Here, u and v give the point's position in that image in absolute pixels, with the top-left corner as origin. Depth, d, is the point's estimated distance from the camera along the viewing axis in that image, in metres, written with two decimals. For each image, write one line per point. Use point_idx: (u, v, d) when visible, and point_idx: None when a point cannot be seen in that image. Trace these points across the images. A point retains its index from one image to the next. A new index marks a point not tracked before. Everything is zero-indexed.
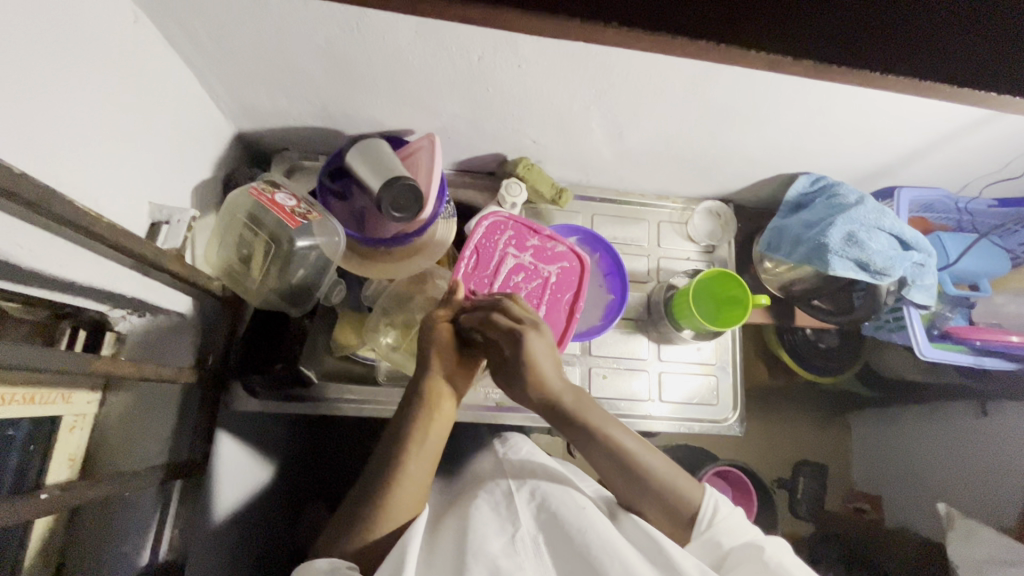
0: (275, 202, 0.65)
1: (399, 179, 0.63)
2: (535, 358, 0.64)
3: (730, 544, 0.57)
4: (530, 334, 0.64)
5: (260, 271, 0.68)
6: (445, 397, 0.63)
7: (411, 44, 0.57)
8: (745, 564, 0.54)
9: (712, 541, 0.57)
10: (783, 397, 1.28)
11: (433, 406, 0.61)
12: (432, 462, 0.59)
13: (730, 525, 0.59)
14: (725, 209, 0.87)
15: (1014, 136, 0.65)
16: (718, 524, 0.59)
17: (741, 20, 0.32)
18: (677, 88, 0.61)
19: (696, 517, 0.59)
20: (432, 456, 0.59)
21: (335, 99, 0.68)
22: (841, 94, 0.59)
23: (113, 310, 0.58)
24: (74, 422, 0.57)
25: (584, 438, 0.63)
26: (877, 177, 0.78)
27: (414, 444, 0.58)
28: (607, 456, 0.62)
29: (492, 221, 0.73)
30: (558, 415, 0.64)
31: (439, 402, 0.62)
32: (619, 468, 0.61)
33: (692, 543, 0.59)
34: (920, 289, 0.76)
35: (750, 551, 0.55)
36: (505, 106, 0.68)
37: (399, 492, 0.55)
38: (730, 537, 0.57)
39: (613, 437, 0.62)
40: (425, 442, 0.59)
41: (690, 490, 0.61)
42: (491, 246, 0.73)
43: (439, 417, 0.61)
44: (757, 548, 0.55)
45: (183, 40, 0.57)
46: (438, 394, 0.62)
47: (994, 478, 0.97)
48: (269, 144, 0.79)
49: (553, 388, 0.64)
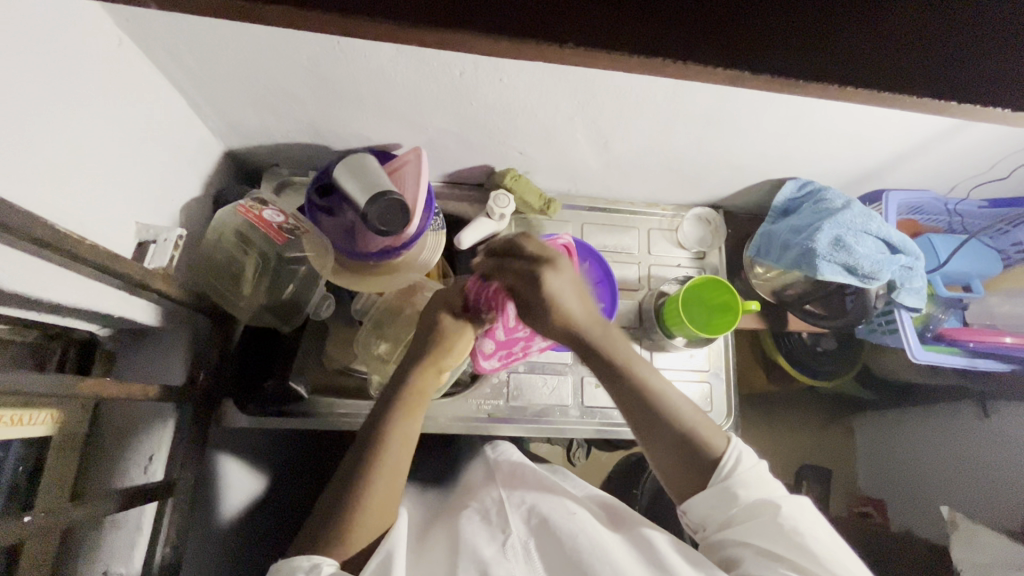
0: (262, 218, 0.66)
1: (384, 194, 0.63)
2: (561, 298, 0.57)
3: (748, 494, 0.58)
4: (548, 274, 0.57)
5: (251, 286, 0.70)
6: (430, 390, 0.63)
7: (393, 62, 0.58)
8: (761, 523, 0.55)
9: (729, 491, 0.58)
10: (782, 401, 1.28)
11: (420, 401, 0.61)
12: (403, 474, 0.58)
13: (752, 477, 0.59)
14: (714, 215, 0.87)
15: (997, 139, 0.65)
16: (742, 474, 0.59)
17: (714, 34, 0.29)
18: (658, 97, 0.61)
19: (717, 462, 0.60)
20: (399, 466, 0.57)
21: (320, 116, 0.69)
22: (820, 104, 0.60)
23: (103, 328, 0.59)
24: (63, 442, 0.58)
25: (611, 374, 0.61)
26: (864, 181, 0.78)
27: (397, 440, 0.58)
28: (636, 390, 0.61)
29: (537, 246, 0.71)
30: (589, 352, 0.61)
31: (423, 394, 0.62)
32: (646, 409, 0.61)
33: (707, 489, 0.59)
34: (909, 292, 0.76)
35: (764, 507, 0.56)
36: (489, 119, 0.68)
37: (384, 491, 0.55)
38: (750, 491, 0.58)
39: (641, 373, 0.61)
40: (408, 434, 0.59)
41: (713, 437, 0.62)
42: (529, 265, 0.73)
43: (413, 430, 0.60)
44: (774, 506, 0.56)
45: (168, 61, 0.58)
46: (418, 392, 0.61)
47: (998, 480, 0.96)
48: (258, 160, 0.80)
49: (582, 321, 0.59)
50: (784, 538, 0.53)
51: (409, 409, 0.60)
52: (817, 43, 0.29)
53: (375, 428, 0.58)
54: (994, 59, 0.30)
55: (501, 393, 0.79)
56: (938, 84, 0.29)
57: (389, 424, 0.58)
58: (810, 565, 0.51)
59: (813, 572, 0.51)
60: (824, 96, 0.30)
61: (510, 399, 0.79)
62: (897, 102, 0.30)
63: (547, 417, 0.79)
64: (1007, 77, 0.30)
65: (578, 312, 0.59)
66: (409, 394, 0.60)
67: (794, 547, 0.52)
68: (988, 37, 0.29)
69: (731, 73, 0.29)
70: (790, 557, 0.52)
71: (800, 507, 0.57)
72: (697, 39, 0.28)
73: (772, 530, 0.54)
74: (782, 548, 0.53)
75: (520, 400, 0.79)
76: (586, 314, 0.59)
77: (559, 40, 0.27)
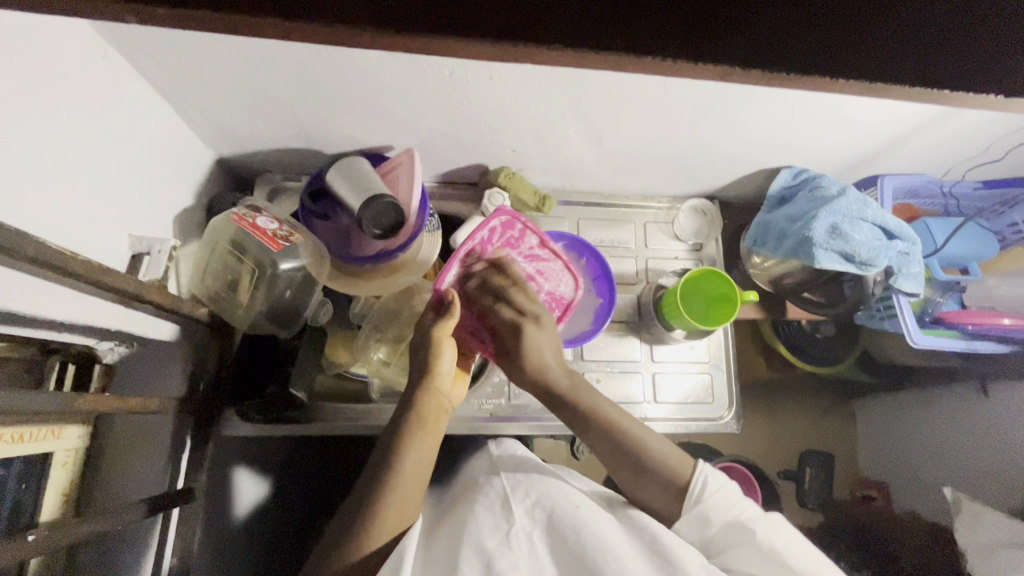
0: (257, 225, 0.66)
1: (379, 198, 0.63)
2: (533, 351, 0.65)
3: (721, 519, 0.57)
4: (532, 327, 0.66)
5: (247, 296, 0.68)
6: (440, 410, 0.62)
7: (382, 64, 0.57)
8: (742, 549, 0.55)
9: (703, 516, 0.58)
10: (783, 389, 1.28)
11: (430, 422, 0.60)
12: (424, 481, 0.59)
13: (723, 498, 0.59)
14: (710, 206, 0.87)
15: (993, 121, 0.65)
16: (708, 501, 0.58)
17: (699, 24, 0.28)
18: (650, 91, 0.61)
19: (686, 487, 0.60)
20: (419, 482, 0.58)
21: (311, 120, 0.68)
22: (811, 95, 0.60)
23: (101, 343, 0.57)
24: (65, 457, 0.58)
25: (573, 418, 0.65)
26: (859, 167, 0.78)
27: (410, 456, 0.57)
28: (597, 434, 0.64)
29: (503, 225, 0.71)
30: (556, 402, 0.65)
31: (434, 416, 0.61)
32: (611, 448, 0.63)
33: (681, 517, 0.59)
34: (906, 277, 0.75)
35: (741, 532, 0.56)
36: (481, 118, 0.68)
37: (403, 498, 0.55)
38: (721, 514, 0.58)
39: (602, 416, 0.64)
40: (422, 459, 0.58)
41: (681, 464, 0.62)
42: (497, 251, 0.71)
43: (434, 437, 0.60)
44: (750, 531, 0.55)
45: (155, 70, 0.57)
46: (433, 414, 0.61)
47: (1000, 460, 0.97)
48: (251, 167, 0.79)
49: (551, 370, 0.65)
50: (766, 561, 0.53)
51: (420, 435, 0.59)
52: (821, 38, 0.29)
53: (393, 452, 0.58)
54: (997, 43, 0.29)
55: (503, 391, 0.79)
56: (941, 71, 0.29)
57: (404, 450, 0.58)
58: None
59: None
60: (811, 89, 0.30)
61: (511, 397, 0.79)
62: (892, 92, 0.29)
63: (549, 414, 0.79)
64: (1005, 52, 0.29)
65: (549, 356, 0.66)
66: (420, 420, 0.60)
67: (779, 567, 0.53)
68: (980, 18, 0.29)
69: (720, 68, 0.28)
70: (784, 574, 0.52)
71: (775, 525, 0.56)
72: (695, 38, 0.28)
73: (754, 553, 0.54)
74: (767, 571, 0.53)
75: (522, 399, 0.79)
76: (556, 363, 0.66)
77: (550, 43, 0.27)
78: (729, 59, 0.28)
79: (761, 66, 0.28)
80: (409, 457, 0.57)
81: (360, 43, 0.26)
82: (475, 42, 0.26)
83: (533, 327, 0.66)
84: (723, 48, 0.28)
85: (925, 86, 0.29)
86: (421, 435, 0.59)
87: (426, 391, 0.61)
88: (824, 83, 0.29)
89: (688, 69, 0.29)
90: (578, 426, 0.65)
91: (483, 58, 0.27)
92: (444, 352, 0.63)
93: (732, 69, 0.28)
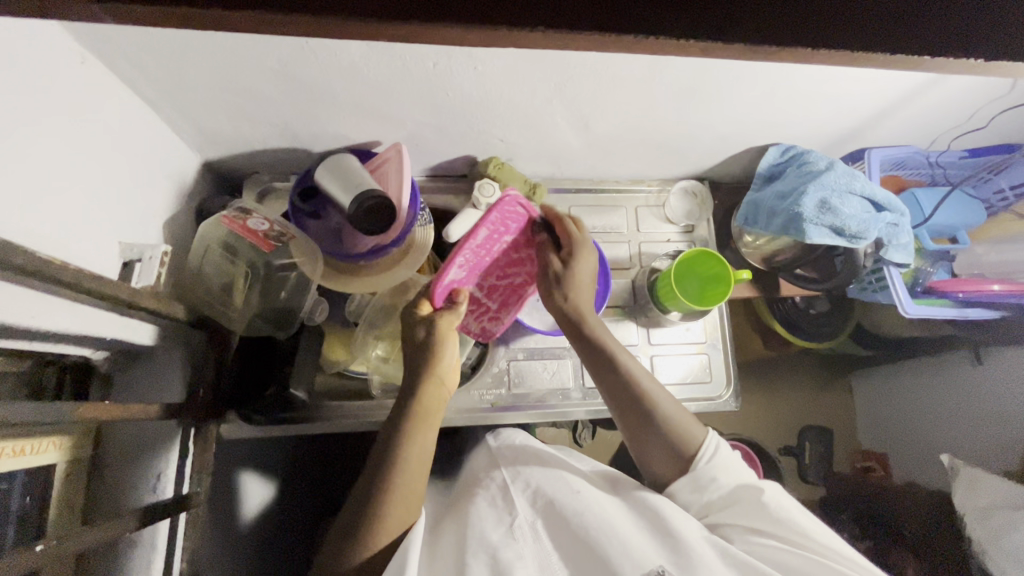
0: (248, 228, 0.65)
1: (369, 192, 0.62)
2: (582, 277, 0.69)
3: (727, 481, 0.59)
4: (581, 256, 0.70)
5: (242, 296, 0.70)
6: (439, 402, 0.63)
7: (364, 58, 0.57)
8: (745, 506, 0.57)
9: (710, 474, 0.60)
10: (780, 365, 1.30)
11: (431, 414, 0.61)
12: (425, 473, 0.59)
13: (731, 465, 0.61)
14: (700, 186, 0.87)
15: (975, 88, 0.65)
16: (717, 464, 0.60)
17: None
18: (636, 73, 0.60)
19: (695, 451, 0.61)
20: (420, 476, 0.58)
21: (296, 118, 0.68)
22: (793, 71, 0.60)
23: (97, 352, 0.59)
24: (68, 468, 0.58)
25: (596, 358, 0.67)
26: (846, 141, 0.78)
27: (411, 451, 0.58)
28: (617, 378, 0.65)
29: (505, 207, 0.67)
30: (583, 340, 0.68)
31: (434, 407, 0.62)
32: (627, 394, 0.64)
33: (683, 477, 0.60)
34: (897, 248, 0.76)
35: (747, 492, 0.57)
36: (466, 109, 0.67)
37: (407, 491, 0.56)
38: (728, 477, 0.60)
39: (625, 362, 0.66)
40: (423, 451, 0.59)
41: (690, 428, 0.63)
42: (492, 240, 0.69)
43: (431, 427, 0.61)
44: (756, 491, 0.57)
45: (135, 74, 0.57)
46: (434, 407, 0.61)
47: (996, 425, 0.98)
48: (238, 168, 0.79)
49: (586, 308, 0.69)
50: (770, 519, 0.55)
51: (420, 429, 0.59)
52: (808, 8, 0.29)
53: (397, 446, 0.58)
54: (976, 4, 0.29)
55: (502, 381, 0.80)
56: (919, 35, 0.29)
57: (407, 445, 0.58)
58: (796, 537, 0.53)
59: (799, 544, 0.53)
60: (791, 60, 0.30)
61: (511, 386, 0.80)
62: (870, 60, 0.30)
63: (549, 401, 0.80)
64: (984, 14, 0.29)
65: (586, 289, 0.69)
66: (419, 419, 0.59)
67: (782, 523, 0.54)
68: None
69: (701, 42, 0.28)
70: (777, 531, 0.54)
71: (780, 492, 0.58)
72: (677, 15, 0.28)
73: (758, 509, 0.55)
74: (770, 527, 0.54)
75: (522, 388, 0.80)
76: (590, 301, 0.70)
77: (533, 26, 0.27)
78: (711, 33, 0.28)
79: (742, 39, 0.29)
80: (409, 451, 0.57)
81: (343, 34, 0.26)
82: (457, 27, 0.26)
83: (569, 257, 0.70)
84: (704, 21, 0.28)
85: (903, 52, 0.29)
86: (419, 429, 0.59)
87: (421, 395, 0.61)
88: (805, 53, 0.29)
89: (671, 47, 0.29)
90: (600, 365, 0.66)
91: (466, 44, 0.27)
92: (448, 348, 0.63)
93: (714, 42, 0.28)
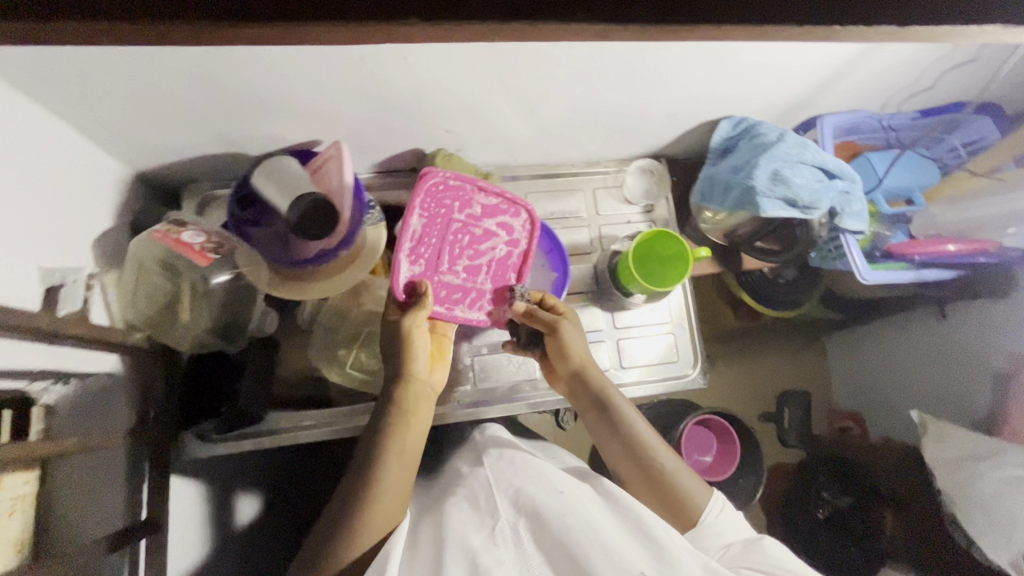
0: (182, 241, 0.62)
1: (305, 196, 0.60)
2: (576, 347, 0.69)
3: (733, 536, 0.62)
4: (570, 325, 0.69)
5: (187, 314, 0.66)
6: (420, 399, 0.62)
7: (285, 57, 0.53)
8: (747, 550, 0.59)
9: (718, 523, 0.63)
10: (753, 334, 1.31)
11: (412, 411, 0.60)
12: (412, 470, 0.59)
13: (737, 526, 0.64)
14: (657, 164, 0.86)
15: (921, 49, 0.64)
16: (724, 519, 0.64)
17: None
18: (574, 55, 0.58)
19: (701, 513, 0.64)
20: (404, 477, 0.58)
21: (225, 124, 0.64)
22: (733, 47, 0.59)
23: (35, 379, 0.52)
24: (11, 507, 0.51)
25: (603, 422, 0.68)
26: (798, 110, 0.77)
27: (393, 455, 0.57)
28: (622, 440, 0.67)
29: (425, 187, 0.65)
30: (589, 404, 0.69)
31: (415, 406, 0.61)
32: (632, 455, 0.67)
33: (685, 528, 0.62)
34: (850, 216, 0.75)
35: (751, 543, 0.60)
36: (404, 101, 0.64)
37: (379, 503, 0.55)
38: (734, 533, 0.63)
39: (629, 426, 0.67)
40: (405, 451, 0.58)
41: (696, 491, 0.65)
42: (434, 218, 0.67)
43: (416, 424, 0.60)
44: (759, 540, 0.60)
45: (41, 91, 0.53)
46: (414, 402, 0.61)
47: (961, 380, 1.00)
48: (175, 178, 0.75)
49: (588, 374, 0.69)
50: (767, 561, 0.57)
51: (401, 428, 0.59)
52: None
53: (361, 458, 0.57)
54: None
55: (469, 377, 0.79)
56: None
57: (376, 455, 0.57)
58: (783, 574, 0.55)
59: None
60: None
61: (478, 382, 0.79)
62: None
63: (518, 393, 0.79)
64: None
65: (584, 358, 0.69)
66: (402, 414, 0.59)
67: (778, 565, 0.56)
68: None
69: None
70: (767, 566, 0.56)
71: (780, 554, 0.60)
72: None
73: (759, 553, 0.58)
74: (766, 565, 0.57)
75: (489, 382, 0.79)
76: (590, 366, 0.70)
77: None
78: None
79: None
80: (391, 453, 0.57)
81: None
82: None
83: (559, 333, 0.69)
84: None
85: None
86: (403, 427, 0.59)
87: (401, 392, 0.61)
88: None
89: None
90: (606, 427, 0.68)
91: None
92: (417, 343, 0.63)
93: None
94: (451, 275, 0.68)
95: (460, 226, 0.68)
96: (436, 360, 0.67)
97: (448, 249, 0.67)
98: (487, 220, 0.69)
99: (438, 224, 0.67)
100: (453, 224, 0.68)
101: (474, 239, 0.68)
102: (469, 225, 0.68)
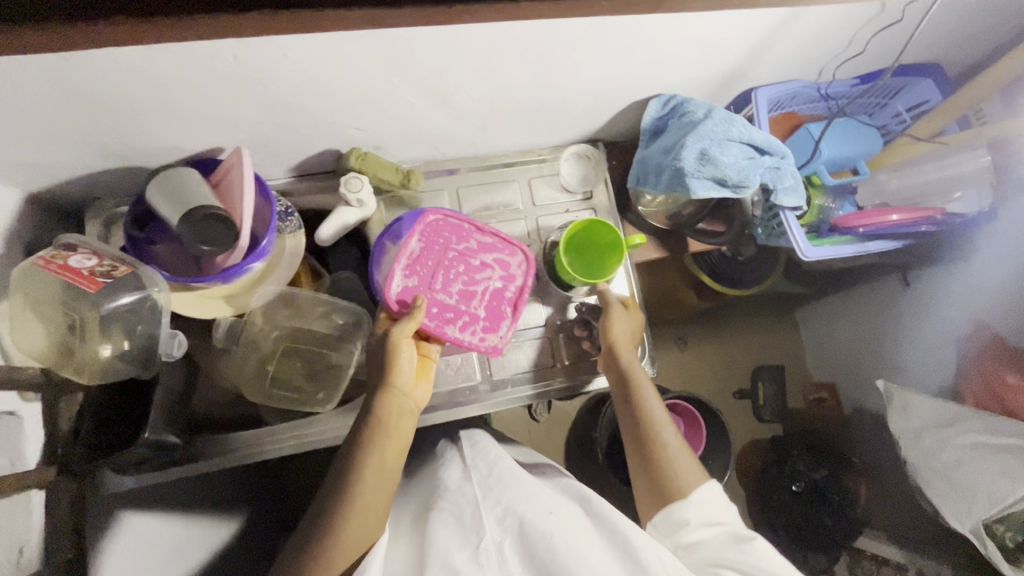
0: (68, 266, 0.57)
1: (196, 209, 0.56)
2: (619, 324, 0.72)
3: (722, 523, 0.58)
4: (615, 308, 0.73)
5: (89, 342, 0.62)
6: (403, 413, 0.59)
7: (149, 61, 0.48)
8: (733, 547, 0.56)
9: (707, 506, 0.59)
10: (719, 314, 1.29)
11: (394, 426, 0.57)
12: (391, 487, 0.56)
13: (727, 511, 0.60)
14: (593, 149, 0.81)
15: (845, 11, 0.60)
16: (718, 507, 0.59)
17: None
18: (473, 38, 0.54)
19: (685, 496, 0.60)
20: (379, 499, 0.55)
21: (111, 137, 0.60)
22: (643, 21, 0.55)
23: None
24: None
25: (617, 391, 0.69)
26: (730, 84, 0.73)
27: (370, 471, 0.54)
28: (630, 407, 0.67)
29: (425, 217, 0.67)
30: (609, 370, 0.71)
31: (397, 421, 0.58)
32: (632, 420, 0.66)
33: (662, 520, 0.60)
34: (785, 193, 0.73)
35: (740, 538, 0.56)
36: (302, 100, 0.60)
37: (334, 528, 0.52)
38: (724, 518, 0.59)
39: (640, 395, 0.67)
40: (383, 465, 0.55)
41: (687, 474, 0.61)
42: (433, 250, 0.67)
43: (397, 438, 0.57)
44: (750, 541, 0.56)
45: None
46: (396, 416, 0.58)
47: (923, 347, 0.99)
48: (75, 196, 0.70)
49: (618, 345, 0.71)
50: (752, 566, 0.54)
51: (379, 442, 0.56)
52: None
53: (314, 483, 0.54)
54: None
55: None
56: None
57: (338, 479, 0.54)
58: None
59: None
60: None
61: None
62: None
63: (464, 397, 0.76)
64: None
65: (623, 337, 0.72)
66: (377, 429, 0.56)
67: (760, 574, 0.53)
68: None
69: None
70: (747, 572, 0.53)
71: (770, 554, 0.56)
72: None
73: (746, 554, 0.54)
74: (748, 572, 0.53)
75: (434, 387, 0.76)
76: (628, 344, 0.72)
77: None
78: None
79: None
80: (367, 469, 0.54)
81: None
82: None
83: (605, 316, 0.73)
84: None
85: None
86: (380, 441, 0.56)
87: (380, 403, 0.58)
88: None
89: None
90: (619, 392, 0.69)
91: None
92: (403, 353, 0.60)
93: None
94: (446, 295, 0.66)
95: (456, 258, 0.68)
96: (421, 376, 0.63)
97: (444, 274, 0.67)
98: (484, 255, 0.69)
99: (434, 250, 0.67)
100: (452, 254, 0.68)
101: (471, 269, 0.68)
102: (466, 256, 0.68)
